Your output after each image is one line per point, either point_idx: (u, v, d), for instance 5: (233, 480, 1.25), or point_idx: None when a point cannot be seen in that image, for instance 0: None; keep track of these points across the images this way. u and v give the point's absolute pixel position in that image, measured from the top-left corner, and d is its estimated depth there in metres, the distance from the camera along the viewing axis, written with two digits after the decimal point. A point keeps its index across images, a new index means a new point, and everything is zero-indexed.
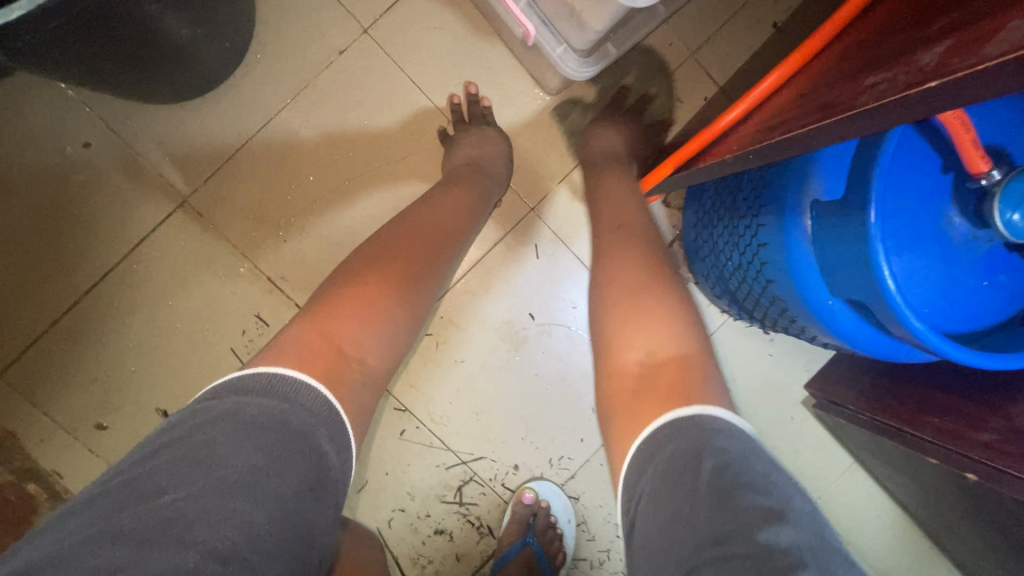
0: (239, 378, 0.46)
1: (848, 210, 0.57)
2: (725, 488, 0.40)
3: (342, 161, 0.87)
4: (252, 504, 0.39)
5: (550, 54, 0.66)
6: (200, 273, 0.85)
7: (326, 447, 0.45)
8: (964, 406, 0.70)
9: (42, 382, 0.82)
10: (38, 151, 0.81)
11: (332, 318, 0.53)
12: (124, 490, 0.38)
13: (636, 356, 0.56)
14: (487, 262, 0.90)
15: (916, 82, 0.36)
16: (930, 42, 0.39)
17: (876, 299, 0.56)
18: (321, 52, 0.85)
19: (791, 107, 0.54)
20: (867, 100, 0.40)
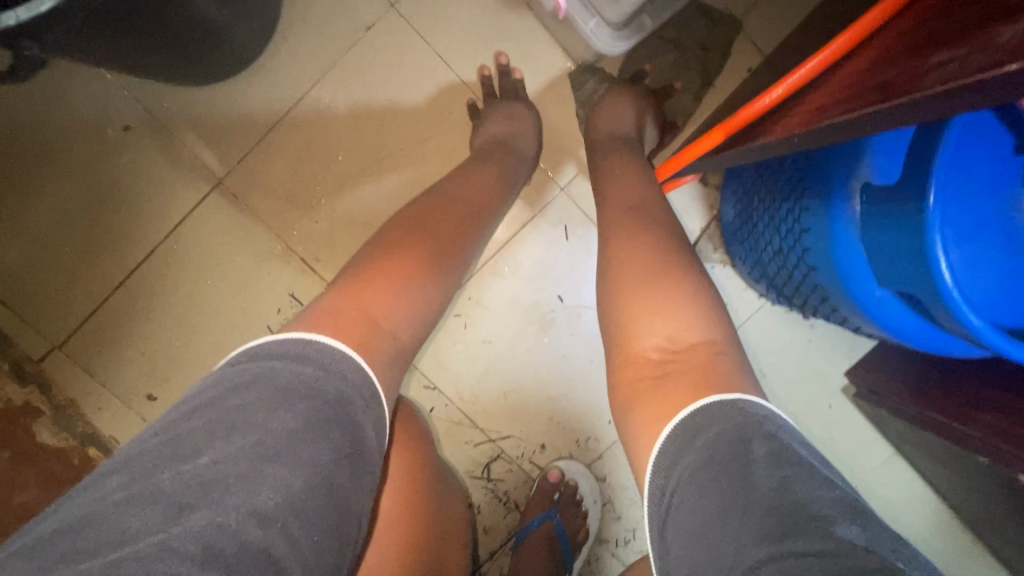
0: (269, 343, 0.48)
1: (899, 196, 0.53)
2: (783, 482, 0.40)
3: (372, 142, 0.87)
4: (290, 469, 0.41)
5: (581, 27, 0.64)
6: (237, 252, 0.87)
7: (361, 416, 0.47)
8: (1015, 402, 0.66)
9: (98, 353, 0.87)
10: (82, 136, 0.84)
11: (362, 291, 0.55)
12: (164, 448, 0.40)
13: (654, 341, 0.57)
14: (515, 242, 0.90)
15: (986, 64, 0.32)
16: (1007, 17, 0.34)
17: (931, 291, 0.51)
18: (350, 29, 0.85)
19: (852, 86, 0.48)
20: (935, 80, 0.36)
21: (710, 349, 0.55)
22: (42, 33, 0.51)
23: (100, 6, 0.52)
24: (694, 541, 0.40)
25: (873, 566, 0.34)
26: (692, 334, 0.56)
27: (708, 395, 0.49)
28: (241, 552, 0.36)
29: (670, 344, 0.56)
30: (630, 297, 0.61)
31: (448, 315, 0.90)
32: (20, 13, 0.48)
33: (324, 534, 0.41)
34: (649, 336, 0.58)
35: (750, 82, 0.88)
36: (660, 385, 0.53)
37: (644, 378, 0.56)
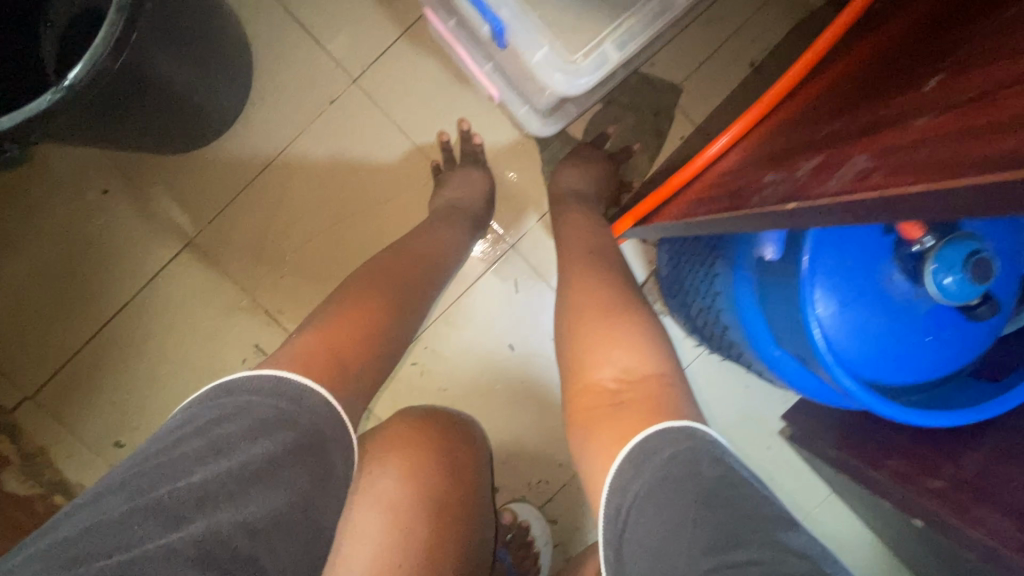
0: (246, 377, 0.52)
1: (784, 269, 0.62)
2: (724, 496, 0.47)
3: (334, 202, 0.94)
4: (274, 489, 0.47)
5: (515, 112, 0.73)
6: (206, 306, 0.92)
7: (331, 445, 0.52)
8: (917, 449, 0.74)
9: (68, 403, 0.90)
10: (61, 200, 0.90)
11: (321, 333, 0.59)
12: (161, 468, 0.45)
13: (609, 372, 0.63)
14: (468, 295, 0.96)
15: (790, 195, 0.43)
16: (809, 156, 0.46)
17: (813, 355, 0.60)
18: (313, 101, 0.92)
19: (722, 185, 0.59)
20: (761, 199, 0.47)
21: (660, 381, 0.61)
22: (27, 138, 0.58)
23: (76, 109, 0.60)
24: (652, 547, 0.46)
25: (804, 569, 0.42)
26: (644, 366, 0.62)
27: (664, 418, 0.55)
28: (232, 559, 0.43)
29: (626, 375, 0.61)
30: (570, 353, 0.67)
31: (406, 364, 0.95)
32: (3, 121, 0.55)
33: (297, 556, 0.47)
34: (604, 366, 0.63)
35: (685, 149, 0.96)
36: (618, 408, 0.59)
37: (600, 406, 0.61)
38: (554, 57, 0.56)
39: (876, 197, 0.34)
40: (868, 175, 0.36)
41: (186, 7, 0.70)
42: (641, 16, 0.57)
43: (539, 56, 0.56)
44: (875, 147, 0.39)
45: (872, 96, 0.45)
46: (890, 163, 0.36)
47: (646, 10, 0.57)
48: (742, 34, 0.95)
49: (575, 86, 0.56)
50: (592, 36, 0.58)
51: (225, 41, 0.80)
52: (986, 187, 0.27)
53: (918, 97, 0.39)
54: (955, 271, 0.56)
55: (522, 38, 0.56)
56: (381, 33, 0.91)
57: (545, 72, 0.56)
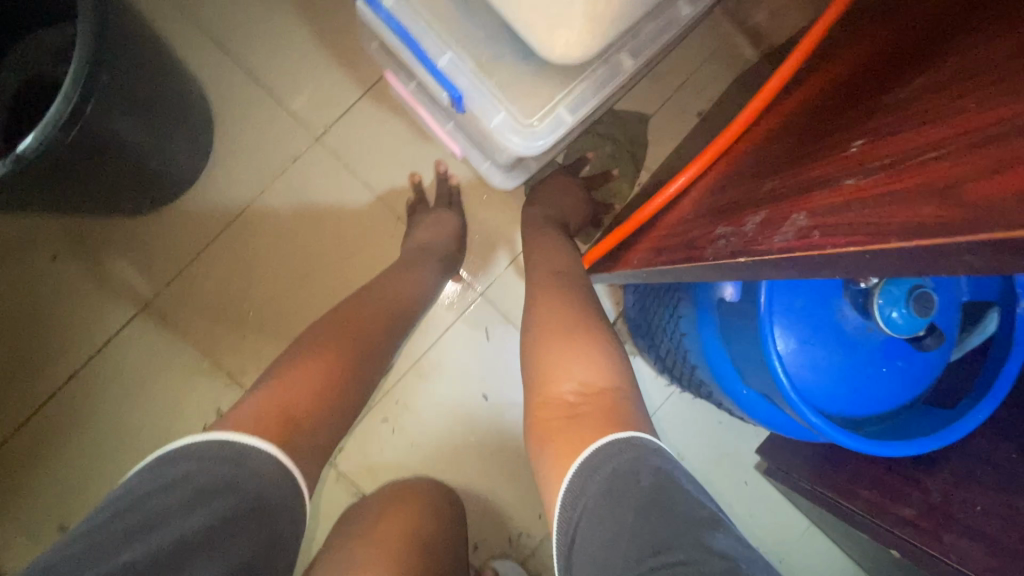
0: (190, 442, 0.50)
1: (744, 310, 0.64)
2: (665, 503, 0.47)
3: (298, 259, 0.92)
4: (210, 565, 0.45)
5: (478, 167, 0.73)
6: (162, 371, 0.88)
7: (275, 509, 0.50)
8: (889, 478, 0.74)
9: (9, 484, 0.85)
10: (9, 267, 0.86)
11: (267, 392, 0.57)
12: (86, 551, 0.43)
13: (568, 386, 0.61)
14: (437, 346, 0.94)
15: (738, 249, 0.43)
16: (754, 208, 0.46)
17: (778, 394, 0.61)
18: (275, 160, 0.92)
19: (677, 236, 0.59)
20: (715, 253, 0.46)
21: (615, 393, 0.60)
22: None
23: (29, 174, 0.58)
24: (594, 556, 0.46)
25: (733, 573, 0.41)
26: (599, 380, 0.61)
27: (615, 430, 0.54)
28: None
29: (582, 388, 0.60)
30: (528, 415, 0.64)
31: (375, 420, 0.93)
32: None
33: None
34: (565, 379, 0.62)
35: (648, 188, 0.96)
36: (577, 420, 0.58)
37: (558, 418, 0.60)
38: (510, 121, 0.57)
39: (815, 255, 0.34)
40: (808, 234, 0.36)
41: (147, 76, 0.70)
42: (591, 80, 0.58)
43: (497, 120, 0.57)
44: (812, 204, 0.38)
45: (811, 148, 0.45)
46: (825, 221, 0.35)
47: (595, 73, 0.58)
48: (698, 71, 0.95)
49: (533, 147, 0.57)
50: (546, 99, 0.59)
51: (185, 105, 0.80)
52: (915, 251, 0.27)
53: (847, 156, 0.38)
54: (900, 306, 0.59)
55: (480, 105, 0.58)
56: (342, 92, 0.92)
57: (502, 136, 0.57)
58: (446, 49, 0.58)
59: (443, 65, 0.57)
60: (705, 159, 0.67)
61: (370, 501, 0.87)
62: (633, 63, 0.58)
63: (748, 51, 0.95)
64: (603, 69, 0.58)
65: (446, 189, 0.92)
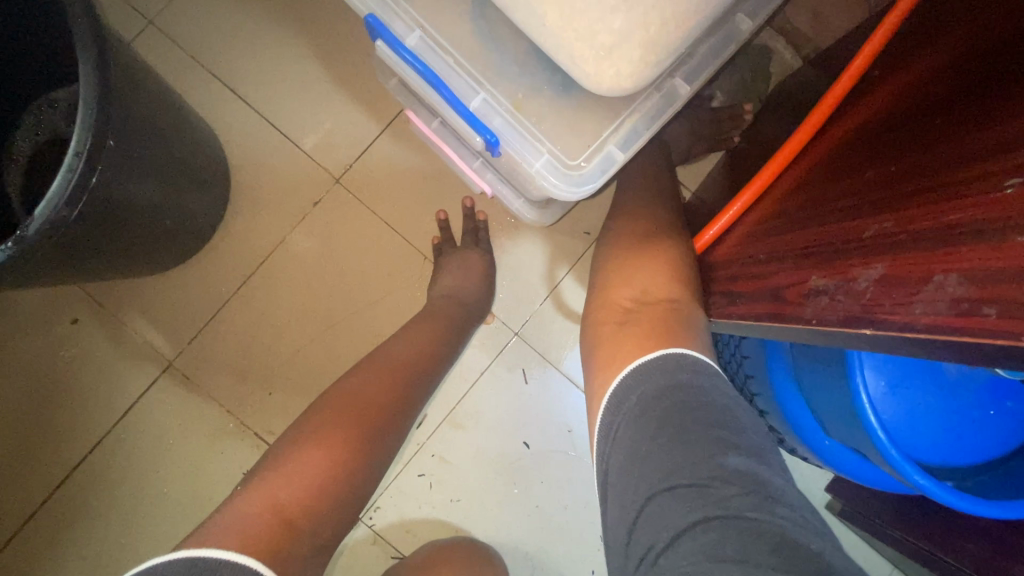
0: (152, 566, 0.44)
1: (827, 354, 0.56)
2: (680, 422, 0.43)
3: (323, 309, 0.87)
4: None
5: (510, 206, 0.67)
6: (186, 436, 0.84)
7: None
8: (997, 529, 0.64)
9: (32, 564, 0.81)
10: (28, 334, 0.83)
11: (277, 475, 0.52)
12: None
13: (629, 293, 0.60)
14: (472, 392, 0.88)
15: (858, 314, 0.38)
16: (865, 257, 0.40)
17: (873, 450, 0.53)
18: (295, 206, 0.87)
19: (753, 279, 0.53)
20: (816, 313, 0.42)
21: (673, 306, 0.56)
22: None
23: (35, 253, 0.53)
24: (618, 480, 0.44)
25: (736, 494, 0.38)
26: (660, 290, 0.58)
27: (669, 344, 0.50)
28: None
29: (639, 299, 0.58)
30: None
31: (410, 475, 0.87)
32: None
33: None
34: (626, 287, 0.60)
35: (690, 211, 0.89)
36: (625, 325, 0.56)
37: (611, 321, 0.59)
38: (554, 163, 0.52)
39: (995, 344, 0.28)
40: (970, 310, 0.30)
41: (158, 137, 0.66)
42: (643, 111, 0.53)
43: (539, 165, 0.52)
44: (957, 263, 0.32)
45: (924, 184, 0.39)
46: (994, 292, 0.29)
47: (646, 104, 0.53)
48: (738, 83, 0.89)
49: (581, 192, 0.51)
50: (593, 140, 0.55)
51: (202, 158, 0.77)
52: None
53: (994, 202, 0.32)
54: None
55: (519, 148, 0.53)
56: (361, 131, 0.88)
57: (541, 177, 0.51)
58: (478, 90, 0.53)
59: (476, 106, 0.52)
60: (756, 189, 0.63)
61: (406, 565, 0.80)
62: (689, 89, 0.52)
63: (789, 57, 0.88)
64: (655, 98, 0.53)
65: (473, 226, 0.86)
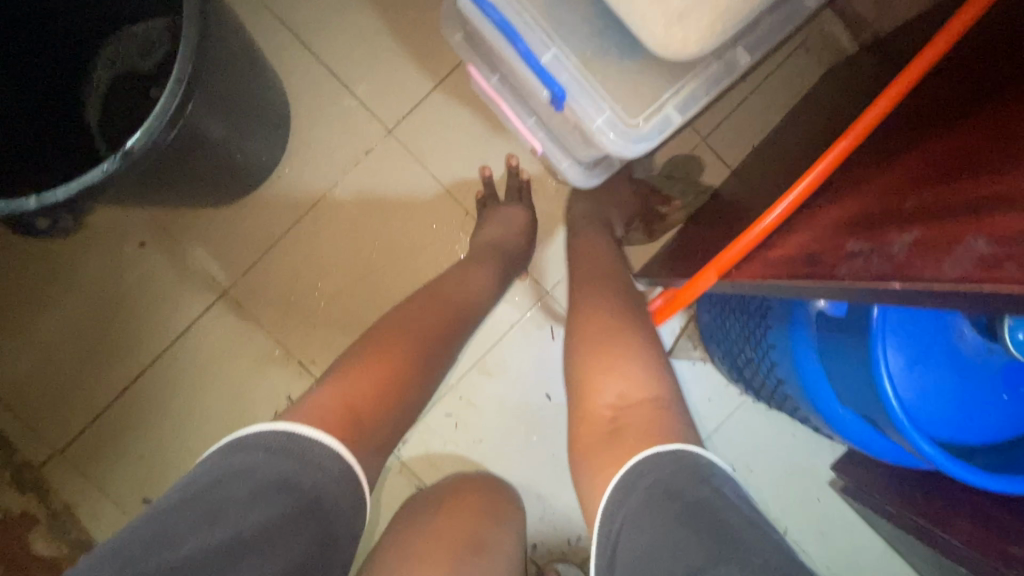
0: (259, 432, 0.51)
1: (852, 327, 0.58)
2: (709, 522, 0.47)
3: (367, 253, 0.92)
4: (270, 558, 0.45)
5: (556, 166, 0.70)
6: (236, 359, 0.91)
7: (335, 507, 0.51)
8: (990, 510, 0.67)
9: (96, 458, 0.89)
10: (99, 253, 0.90)
11: (332, 390, 0.57)
12: (150, 539, 0.44)
13: (608, 400, 0.63)
14: (501, 344, 0.93)
15: (888, 274, 0.40)
16: (905, 224, 0.43)
17: (886, 419, 0.55)
18: (348, 154, 0.92)
19: (789, 248, 0.56)
20: (848, 271, 0.44)
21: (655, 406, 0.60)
22: (76, 209, 0.58)
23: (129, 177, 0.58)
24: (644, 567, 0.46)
25: None
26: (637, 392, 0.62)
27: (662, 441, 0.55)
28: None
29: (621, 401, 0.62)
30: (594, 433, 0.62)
31: (438, 414, 0.93)
32: (62, 191, 0.55)
33: None
34: (603, 393, 0.64)
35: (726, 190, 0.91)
36: (615, 434, 0.60)
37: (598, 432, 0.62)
38: (615, 119, 0.56)
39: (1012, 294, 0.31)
40: (999, 265, 0.33)
41: (235, 75, 0.71)
42: (702, 78, 0.56)
43: (600, 121, 0.55)
44: (994, 229, 0.35)
45: (972, 161, 0.41)
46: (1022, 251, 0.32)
47: (706, 72, 0.57)
48: (785, 67, 0.90)
49: (634, 150, 0.55)
50: (652, 99, 0.58)
51: (269, 98, 0.82)
52: None
53: None
54: None
55: (583, 104, 0.56)
56: (414, 86, 0.91)
57: (602, 133, 0.56)
58: (549, 46, 0.56)
59: (546, 62, 0.55)
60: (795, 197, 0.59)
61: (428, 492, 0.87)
62: (749, 60, 0.56)
63: (840, 42, 0.89)
64: (716, 66, 0.57)
65: (516, 183, 0.89)
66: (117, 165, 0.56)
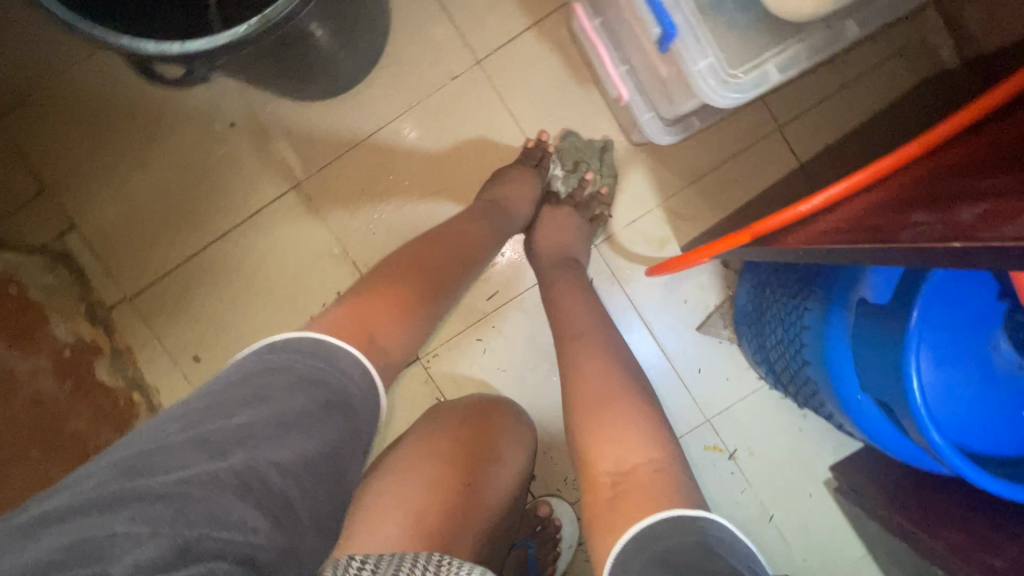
0: (291, 337, 0.54)
1: (888, 317, 0.59)
2: None
3: (433, 175, 0.96)
4: (308, 440, 0.47)
5: (637, 117, 0.73)
6: (297, 245, 0.97)
7: (360, 406, 0.54)
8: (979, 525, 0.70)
9: (159, 312, 0.97)
10: (193, 125, 0.96)
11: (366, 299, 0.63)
12: (208, 409, 0.46)
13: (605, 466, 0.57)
14: (541, 284, 0.98)
15: (948, 236, 0.42)
16: (977, 202, 0.44)
17: (904, 408, 0.57)
18: (435, 76, 0.95)
19: (846, 222, 0.57)
20: (908, 235, 0.46)
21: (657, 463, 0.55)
22: (209, 62, 0.61)
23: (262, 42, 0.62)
24: None
25: None
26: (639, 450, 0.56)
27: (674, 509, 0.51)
28: (268, 493, 0.44)
29: (620, 467, 0.56)
30: (617, 369, 0.66)
31: (470, 337, 0.99)
32: (202, 43, 0.58)
33: (326, 484, 0.47)
34: (608, 417, 0.60)
35: (789, 182, 0.92)
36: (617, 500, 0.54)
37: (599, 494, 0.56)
38: (716, 68, 0.58)
39: None
40: None
41: None
42: (807, 43, 0.59)
43: (701, 65, 0.57)
44: None
45: None
46: None
47: (808, 40, 0.59)
48: (875, 73, 0.91)
49: (727, 99, 0.58)
50: (752, 57, 0.60)
51: (380, 6, 0.86)
52: None
53: None
54: None
55: (689, 46, 0.57)
56: (511, 24, 0.94)
57: (701, 78, 0.57)
58: None
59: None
60: (857, 179, 0.61)
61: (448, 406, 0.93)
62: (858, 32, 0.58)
63: (935, 59, 0.89)
64: (822, 35, 0.59)
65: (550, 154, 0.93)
66: (252, 31, 0.60)
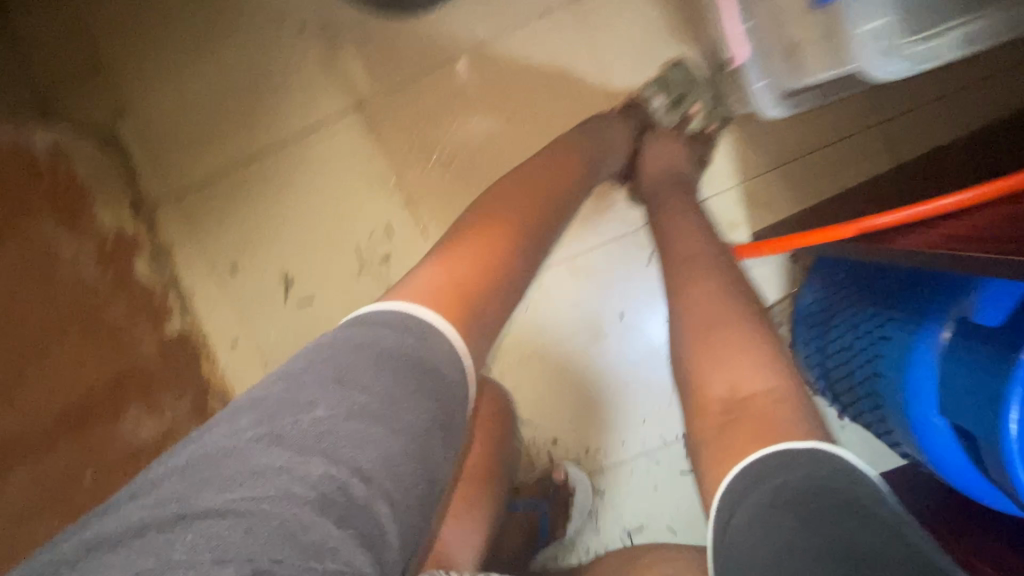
0: (385, 313, 0.51)
1: (993, 343, 0.55)
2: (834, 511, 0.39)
3: (504, 114, 0.91)
4: (392, 436, 0.44)
5: (751, 85, 0.71)
6: (353, 167, 0.93)
7: (449, 381, 0.49)
8: None
9: (201, 215, 0.94)
10: (262, 22, 0.91)
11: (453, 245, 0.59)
12: (284, 400, 0.44)
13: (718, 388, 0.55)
14: (598, 249, 0.94)
15: None
16: None
17: (993, 442, 0.53)
18: (523, 8, 0.89)
19: (974, 232, 0.51)
20: None
21: (771, 397, 0.51)
22: None
23: None
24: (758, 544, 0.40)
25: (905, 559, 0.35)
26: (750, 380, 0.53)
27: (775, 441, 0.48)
28: (347, 502, 0.40)
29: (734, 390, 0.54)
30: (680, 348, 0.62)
31: None
32: None
33: (413, 483, 0.44)
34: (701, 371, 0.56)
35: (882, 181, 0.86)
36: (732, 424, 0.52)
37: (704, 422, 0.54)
38: (878, 37, 0.56)
39: None
40: None
41: None
42: (986, 24, 0.55)
43: (863, 30, 0.56)
44: None
45: None
46: None
47: (994, 20, 0.55)
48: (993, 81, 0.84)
49: (882, 72, 0.56)
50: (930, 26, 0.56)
51: None
52: None
53: None
54: None
55: (851, 9, 0.56)
56: None
57: (860, 44, 0.56)
58: None
59: None
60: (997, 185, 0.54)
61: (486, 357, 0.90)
62: None
63: None
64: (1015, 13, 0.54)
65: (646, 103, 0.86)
66: None
